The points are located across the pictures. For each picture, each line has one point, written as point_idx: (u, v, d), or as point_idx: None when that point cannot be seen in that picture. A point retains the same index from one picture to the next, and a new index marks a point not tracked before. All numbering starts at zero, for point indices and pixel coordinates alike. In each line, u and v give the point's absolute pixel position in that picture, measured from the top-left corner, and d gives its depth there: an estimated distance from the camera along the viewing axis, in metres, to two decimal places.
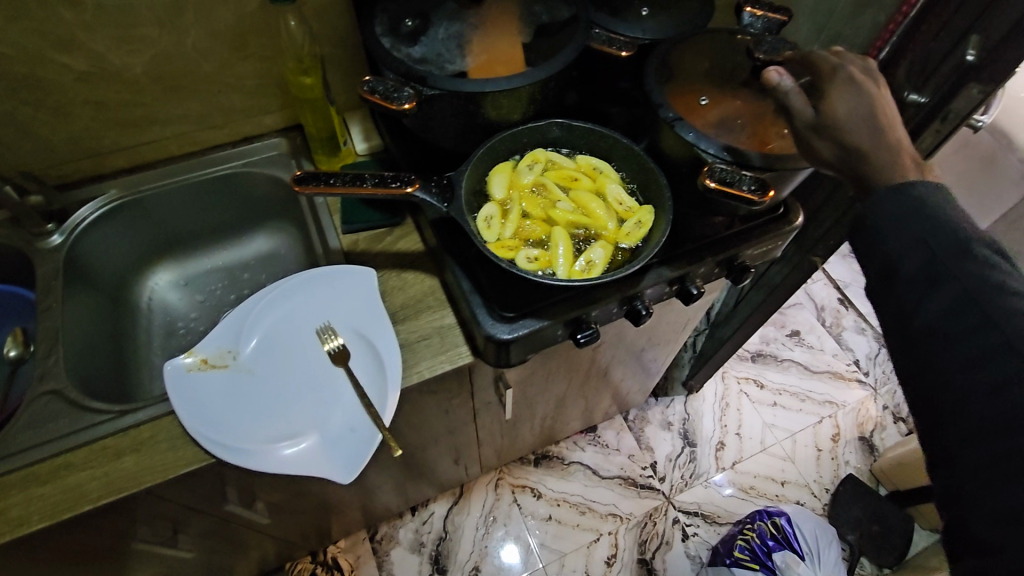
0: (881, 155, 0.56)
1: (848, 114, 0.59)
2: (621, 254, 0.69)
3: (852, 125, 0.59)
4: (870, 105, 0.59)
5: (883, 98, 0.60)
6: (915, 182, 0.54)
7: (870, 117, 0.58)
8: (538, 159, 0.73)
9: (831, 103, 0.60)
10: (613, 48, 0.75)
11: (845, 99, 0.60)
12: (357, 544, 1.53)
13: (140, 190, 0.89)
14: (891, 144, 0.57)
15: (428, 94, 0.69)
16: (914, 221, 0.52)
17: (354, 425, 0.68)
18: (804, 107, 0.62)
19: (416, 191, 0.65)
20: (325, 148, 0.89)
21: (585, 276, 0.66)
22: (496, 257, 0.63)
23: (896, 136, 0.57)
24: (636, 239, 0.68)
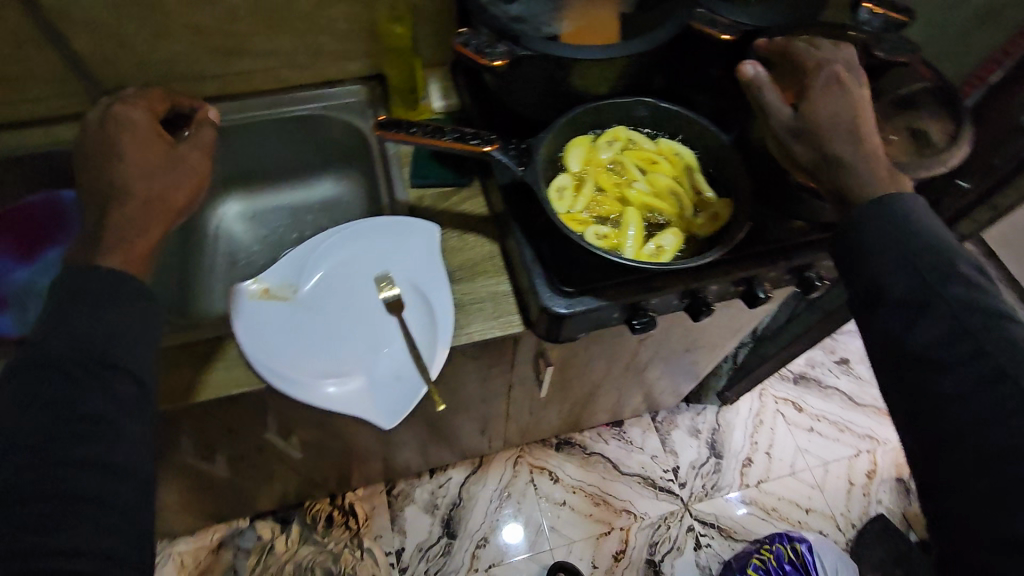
0: (856, 170, 0.55)
1: (826, 120, 0.57)
2: (693, 244, 0.67)
3: (830, 129, 0.57)
4: (849, 110, 0.58)
5: (859, 104, 0.58)
6: (897, 197, 0.53)
7: (847, 122, 0.57)
8: (619, 136, 0.72)
9: (811, 105, 0.58)
10: (713, 30, 0.71)
11: (825, 101, 0.58)
12: (374, 496, 1.56)
13: (223, 119, 0.92)
14: (867, 158, 0.56)
15: (520, 54, 0.67)
16: (904, 241, 0.51)
17: (401, 374, 0.69)
18: (779, 108, 0.60)
19: (494, 151, 0.65)
20: (405, 102, 0.89)
21: (653, 259, 0.64)
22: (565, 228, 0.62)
23: (869, 147, 0.56)
24: (711, 231, 0.66)
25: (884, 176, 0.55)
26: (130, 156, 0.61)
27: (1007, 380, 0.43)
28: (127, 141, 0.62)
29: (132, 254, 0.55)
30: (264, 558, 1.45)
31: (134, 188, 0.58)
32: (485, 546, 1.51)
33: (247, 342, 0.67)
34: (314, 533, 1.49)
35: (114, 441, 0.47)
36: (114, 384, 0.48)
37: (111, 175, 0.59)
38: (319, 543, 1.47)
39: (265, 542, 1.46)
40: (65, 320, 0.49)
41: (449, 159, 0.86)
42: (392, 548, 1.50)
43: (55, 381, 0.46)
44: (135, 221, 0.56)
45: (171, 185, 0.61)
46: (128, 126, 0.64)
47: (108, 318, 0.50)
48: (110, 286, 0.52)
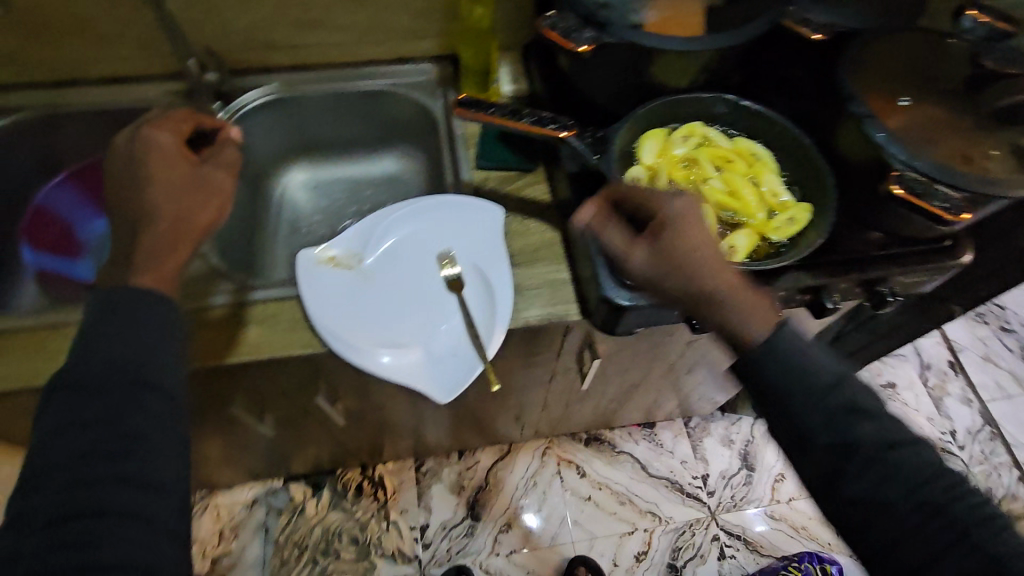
0: (699, 277, 0.55)
1: (681, 267, 0.56)
2: (765, 247, 0.65)
3: (684, 267, 0.56)
4: (699, 241, 0.56)
5: (688, 213, 0.57)
6: (763, 337, 0.55)
7: (700, 258, 0.56)
8: (694, 132, 0.70)
9: (661, 251, 0.56)
10: (805, 30, 0.68)
11: (675, 237, 0.56)
12: (403, 470, 1.59)
13: (297, 89, 0.94)
14: (709, 263, 0.56)
15: (607, 41, 0.66)
16: (803, 383, 0.54)
17: (457, 350, 0.71)
18: (627, 247, 0.58)
19: (571, 138, 0.66)
20: (475, 83, 0.89)
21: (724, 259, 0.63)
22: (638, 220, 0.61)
23: (707, 250, 0.56)
24: (785, 235, 0.65)
25: (722, 278, 0.56)
26: (152, 179, 0.59)
27: (936, 512, 0.49)
28: (151, 159, 0.60)
29: (162, 277, 0.55)
30: (295, 519, 1.49)
31: (160, 212, 0.58)
32: (507, 531, 1.53)
33: (312, 308, 0.69)
34: (343, 500, 1.52)
35: (150, 455, 0.48)
36: (145, 400, 0.49)
37: (137, 196, 0.58)
38: (347, 510, 1.51)
39: (296, 504, 1.51)
40: (97, 337, 0.50)
41: (515, 143, 0.86)
42: (417, 523, 1.52)
43: (94, 400, 0.48)
44: (163, 245, 0.56)
45: (196, 207, 0.60)
46: (151, 146, 0.61)
47: (138, 337, 0.50)
48: (138, 304, 0.51)
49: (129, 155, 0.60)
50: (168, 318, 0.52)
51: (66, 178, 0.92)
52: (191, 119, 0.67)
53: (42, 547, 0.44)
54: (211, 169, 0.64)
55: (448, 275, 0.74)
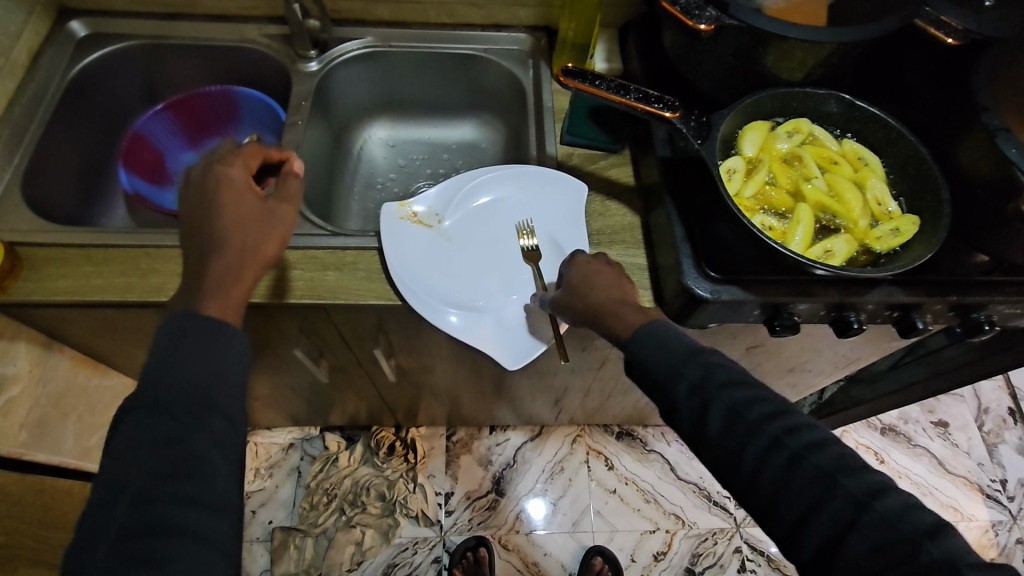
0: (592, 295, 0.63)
1: (580, 280, 0.65)
2: (863, 256, 0.62)
3: (589, 287, 0.64)
4: (603, 272, 0.66)
5: (591, 258, 0.68)
6: (647, 324, 0.60)
7: (599, 279, 0.65)
8: (801, 129, 0.68)
9: (569, 277, 0.66)
10: (940, 32, 0.65)
11: (579, 267, 0.66)
12: (434, 437, 1.62)
13: (390, 45, 0.94)
14: (603, 284, 0.64)
15: (725, 23, 0.63)
16: (664, 355, 0.57)
17: (528, 321, 0.71)
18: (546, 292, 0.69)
19: (675, 118, 0.63)
20: (572, 54, 0.88)
21: (820, 262, 0.60)
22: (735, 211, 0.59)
23: (603, 277, 0.65)
24: (887, 247, 0.61)
25: (613, 293, 0.63)
26: (224, 212, 0.59)
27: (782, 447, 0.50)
28: (224, 193, 0.60)
29: (229, 303, 0.56)
30: (327, 467, 1.54)
31: (229, 242, 0.58)
32: (529, 511, 1.54)
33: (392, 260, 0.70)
34: (374, 456, 1.56)
35: (207, 478, 0.48)
36: (210, 423, 0.49)
37: (205, 226, 0.58)
38: (377, 467, 1.54)
39: (330, 453, 1.56)
40: (167, 363, 0.50)
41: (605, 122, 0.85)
42: (442, 489, 1.55)
43: (163, 421, 0.48)
44: (233, 273, 0.57)
45: (262, 237, 0.60)
46: (221, 181, 0.61)
47: (204, 360, 0.51)
48: (213, 333, 0.52)
49: (203, 187, 0.60)
50: (237, 351, 0.53)
51: (164, 108, 0.95)
52: (260, 152, 0.67)
53: (105, 562, 0.43)
54: (276, 200, 0.64)
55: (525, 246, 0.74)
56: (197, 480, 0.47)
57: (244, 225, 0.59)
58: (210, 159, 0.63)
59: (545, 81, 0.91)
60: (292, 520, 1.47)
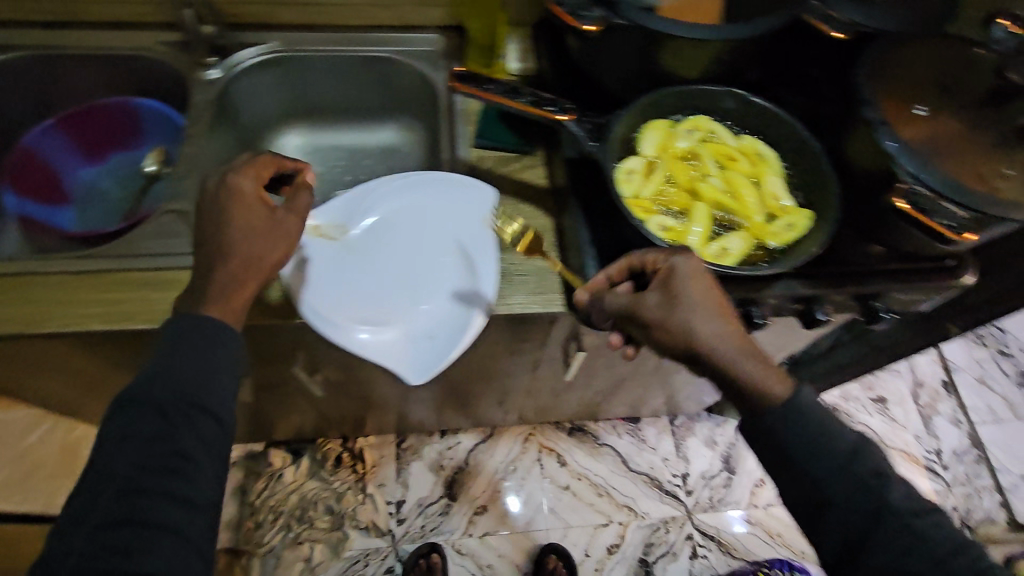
0: (690, 324, 0.54)
1: (711, 334, 0.54)
2: (760, 252, 0.63)
3: (721, 340, 0.54)
4: (722, 308, 0.55)
5: (694, 269, 0.55)
6: (794, 395, 0.56)
7: (723, 324, 0.55)
8: (700, 127, 0.68)
9: (691, 320, 0.54)
10: (826, 26, 0.65)
11: (700, 309, 0.54)
12: (384, 445, 1.59)
13: (297, 49, 0.90)
14: (707, 312, 0.54)
15: (614, 23, 0.63)
16: (806, 431, 0.55)
17: (434, 331, 0.68)
18: (630, 300, 0.57)
19: (569, 121, 0.62)
20: (480, 53, 0.85)
21: (716, 262, 0.60)
22: (629, 215, 0.59)
23: (705, 302, 0.55)
24: (783, 241, 0.62)
25: (738, 345, 0.54)
26: (234, 223, 0.58)
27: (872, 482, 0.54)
28: (233, 203, 0.59)
29: (229, 309, 0.56)
30: (273, 484, 1.50)
31: (233, 252, 0.57)
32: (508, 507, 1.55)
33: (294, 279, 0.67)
34: (321, 469, 1.53)
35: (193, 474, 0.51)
36: (200, 425, 0.52)
37: (211, 233, 0.58)
38: (325, 480, 1.51)
39: (275, 469, 1.51)
40: (164, 371, 0.52)
41: (516, 124, 0.83)
42: (393, 498, 1.52)
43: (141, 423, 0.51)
44: (235, 283, 0.57)
45: (269, 252, 0.59)
46: (232, 193, 0.60)
47: (199, 365, 0.53)
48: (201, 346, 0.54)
49: (212, 196, 0.60)
50: (233, 356, 0.56)
51: (56, 125, 0.90)
52: (274, 163, 0.65)
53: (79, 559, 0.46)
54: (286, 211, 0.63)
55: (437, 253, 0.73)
56: (177, 475, 0.50)
57: (248, 236, 0.59)
58: (224, 168, 0.63)
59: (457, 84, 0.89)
60: (237, 540, 1.43)
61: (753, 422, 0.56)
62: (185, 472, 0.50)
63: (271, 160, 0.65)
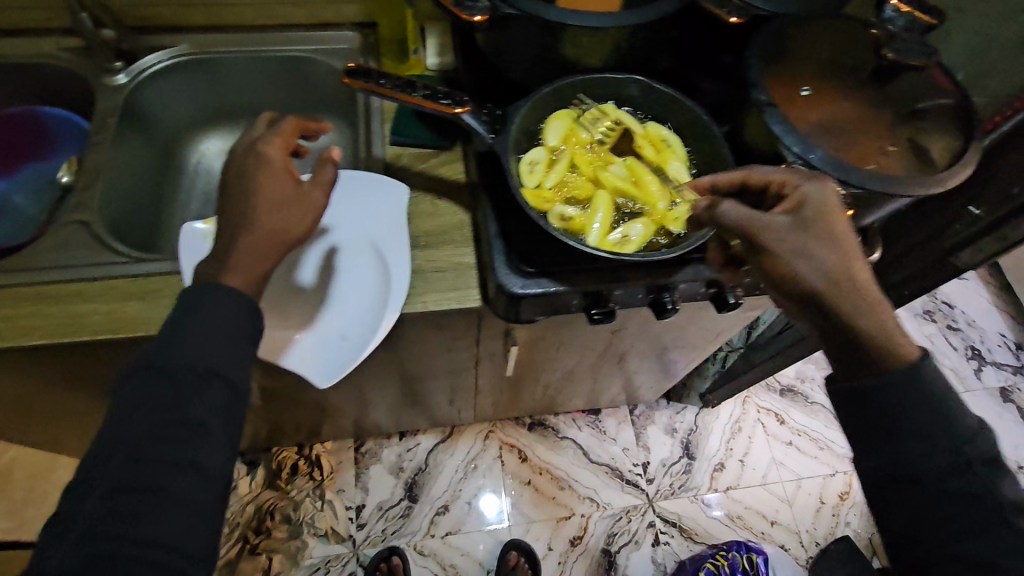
0: (821, 260, 0.51)
1: (830, 274, 0.51)
2: (662, 238, 0.63)
3: (846, 284, 0.51)
4: (851, 255, 0.52)
5: (830, 198, 0.53)
6: (918, 371, 0.51)
7: (851, 270, 0.51)
8: (605, 114, 0.67)
9: (816, 256, 0.51)
10: (723, 10, 0.65)
11: (829, 246, 0.51)
12: (342, 450, 1.57)
13: (210, 51, 0.88)
14: (837, 251, 0.51)
15: (506, 12, 0.62)
16: (915, 396, 0.51)
17: (346, 333, 0.68)
18: (758, 218, 0.53)
19: (465, 114, 0.61)
20: (393, 54, 0.88)
21: (615, 249, 0.61)
22: (526, 205, 0.59)
23: (838, 236, 0.52)
24: (683, 226, 0.63)
25: (870, 299, 0.51)
26: (260, 192, 0.57)
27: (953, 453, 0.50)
28: (263, 172, 0.58)
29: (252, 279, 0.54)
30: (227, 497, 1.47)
31: (259, 222, 0.56)
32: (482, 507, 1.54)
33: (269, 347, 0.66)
34: (277, 479, 1.50)
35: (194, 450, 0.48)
36: (209, 391, 0.50)
37: (231, 206, 0.57)
38: (281, 490, 1.49)
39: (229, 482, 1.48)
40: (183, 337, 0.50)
41: (432, 119, 0.82)
42: (353, 503, 1.51)
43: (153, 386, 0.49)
44: (260, 254, 0.55)
45: (292, 223, 0.58)
46: (260, 162, 0.59)
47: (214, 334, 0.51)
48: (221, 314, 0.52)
49: (242, 166, 0.59)
50: (245, 327, 0.53)
51: None
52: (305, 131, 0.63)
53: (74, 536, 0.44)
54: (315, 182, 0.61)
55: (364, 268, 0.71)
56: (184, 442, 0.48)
57: (276, 207, 0.57)
58: (248, 142, 0.61)
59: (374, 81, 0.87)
60: None
61: (859, 389, 0.52)
62: (193, 443, 0.48)
63: (294, 129, 0.63)
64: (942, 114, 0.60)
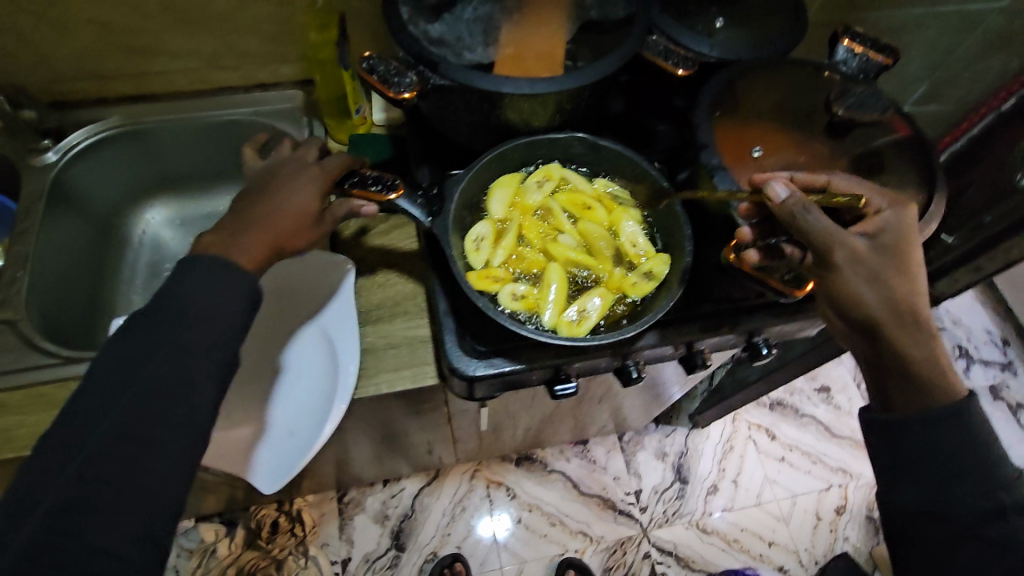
0: (888, 293, 0.50)
1: (895, 303, 0.50)
2: (622, 307, 0.60)
3: (909, 314, 0.50)
4: (917, 288, 0.51)
5: (908, 228, 0.53)
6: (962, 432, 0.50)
7: (916, 302, 0.51)
8: (551, 175, 0.64)
9: (883, 282, 0.50)
10: (667, 63, 0.62)
11: (899, 273, 0.51)
12: (323, 502, 1.51)
13: (142, 121, 0.83)
14: (907, 280, 0.51)
15: (437, 83, 0.57)
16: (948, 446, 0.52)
17: (295, 428, 0.65)
18: (843, 236, 0.51)
19: (400, 199, 0.57)
20: (335, 110, 0.81)
21: (572, 328, 0.57)
22: (470, 293, 0.55)
23: (909, 275, 0.51)
24: (643, 293, 0.59)
25: (931, 332, 0.51)
26: (288, 193, 0.56)
27: None
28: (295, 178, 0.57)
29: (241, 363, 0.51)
30: (206, 561, 1.42)
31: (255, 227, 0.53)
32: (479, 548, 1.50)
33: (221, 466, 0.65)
34: (257, 538, 1.45)
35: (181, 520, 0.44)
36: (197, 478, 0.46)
37: (253, 216, 0.54)
38: (262, 549, 1.44)
39: (207, 545, 1.43)
40: None
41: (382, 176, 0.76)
42: (338, 557, 1.46)
43: None
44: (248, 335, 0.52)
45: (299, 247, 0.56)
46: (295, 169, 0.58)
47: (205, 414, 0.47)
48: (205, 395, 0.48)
49: (282, 167, 0.58)
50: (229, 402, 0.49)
51: None
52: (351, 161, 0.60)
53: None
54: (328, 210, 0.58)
55: (284, 359, 0.68)
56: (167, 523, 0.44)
57: (292, 214, 0.55)
58: (297, 160, 0.59)
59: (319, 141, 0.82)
60: None
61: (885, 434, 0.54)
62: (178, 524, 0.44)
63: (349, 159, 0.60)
64: (901, 161, 0.59)
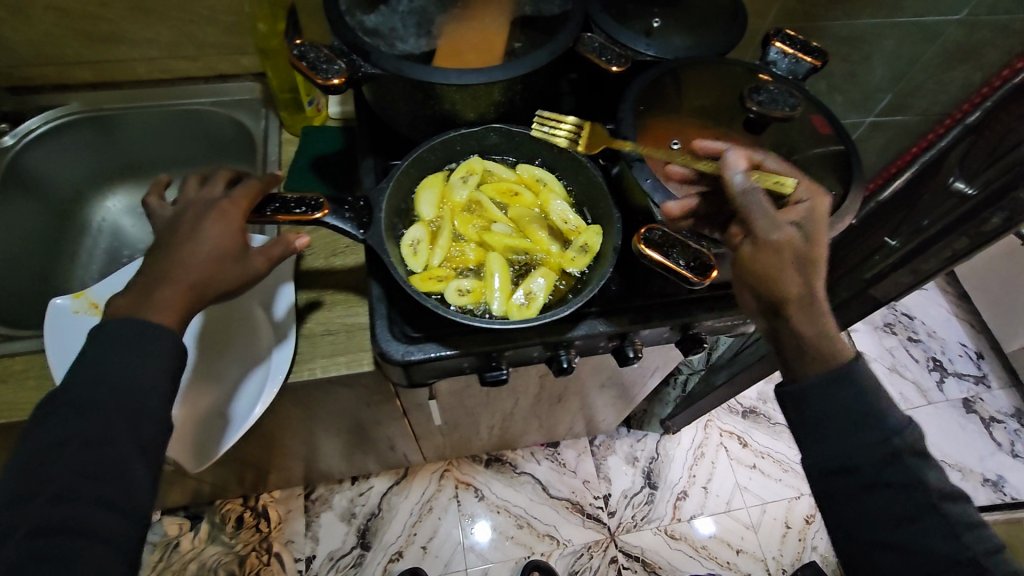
0: (804, 275, 0.52)
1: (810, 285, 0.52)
2: (566, 281, 0.62)
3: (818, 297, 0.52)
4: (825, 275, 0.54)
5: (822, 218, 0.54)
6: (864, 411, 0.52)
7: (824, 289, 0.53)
8: (474, 169, 0.65)
9: (804, 264, 0.52)
10: (602, 60, 0.62)
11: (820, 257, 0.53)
12: (290, 499, 1.51)
13: (104, 108, 0.85)
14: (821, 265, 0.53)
15: (369, 72, 0.59)
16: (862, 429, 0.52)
17: (223, 411, 0.68)
18: (774, 217, 0.52)
19: (326, 216, 0.57)
20: (290, 106, 0.81)
21: (524, 310, 0.58)
22: (417, 294, 0.55)
23: (817, 265, 0.52)
24: (582, 264, 0.61)
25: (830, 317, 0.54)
26: (206, 237, 0.54)
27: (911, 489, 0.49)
28: (208, 218, 0.55)
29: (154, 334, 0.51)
30: (168, 555, 1.41)
31: (176, 268, 0.53)
32: (441, 549, 1.47)
33: (184, 461, 0.69)
34: (221, 533, 1.45)
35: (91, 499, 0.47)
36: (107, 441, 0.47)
37: (178, 254, 0.54)
38: (226, 545, 1.43)
39: (170, 538, 1.42)
40: (78, 395, 0.48)
41: (327, 169, 0.77)
42: (302, 554, 1.44)
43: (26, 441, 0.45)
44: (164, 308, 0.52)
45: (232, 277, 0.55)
46: (210, 207, 0.57)
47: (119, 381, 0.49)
48: (117, 364, 0.49)
49: (194, 207, 0.57)
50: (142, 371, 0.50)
51: None
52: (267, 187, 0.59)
53: None
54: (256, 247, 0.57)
55: (228, 362, 0.70)
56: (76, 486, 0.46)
57: (211, 255, 0.54)
58: (206, 198, 0.58)
59: (272, 132, 0.84)
60: None
61: (800, 419, 0.54)
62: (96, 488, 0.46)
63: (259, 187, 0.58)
64: (822, 161, 0.61)
